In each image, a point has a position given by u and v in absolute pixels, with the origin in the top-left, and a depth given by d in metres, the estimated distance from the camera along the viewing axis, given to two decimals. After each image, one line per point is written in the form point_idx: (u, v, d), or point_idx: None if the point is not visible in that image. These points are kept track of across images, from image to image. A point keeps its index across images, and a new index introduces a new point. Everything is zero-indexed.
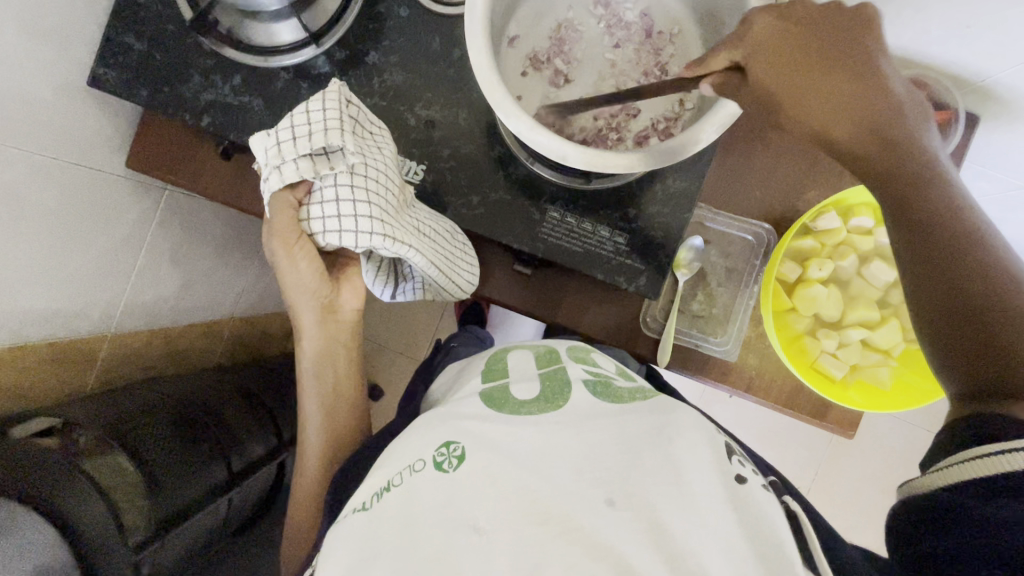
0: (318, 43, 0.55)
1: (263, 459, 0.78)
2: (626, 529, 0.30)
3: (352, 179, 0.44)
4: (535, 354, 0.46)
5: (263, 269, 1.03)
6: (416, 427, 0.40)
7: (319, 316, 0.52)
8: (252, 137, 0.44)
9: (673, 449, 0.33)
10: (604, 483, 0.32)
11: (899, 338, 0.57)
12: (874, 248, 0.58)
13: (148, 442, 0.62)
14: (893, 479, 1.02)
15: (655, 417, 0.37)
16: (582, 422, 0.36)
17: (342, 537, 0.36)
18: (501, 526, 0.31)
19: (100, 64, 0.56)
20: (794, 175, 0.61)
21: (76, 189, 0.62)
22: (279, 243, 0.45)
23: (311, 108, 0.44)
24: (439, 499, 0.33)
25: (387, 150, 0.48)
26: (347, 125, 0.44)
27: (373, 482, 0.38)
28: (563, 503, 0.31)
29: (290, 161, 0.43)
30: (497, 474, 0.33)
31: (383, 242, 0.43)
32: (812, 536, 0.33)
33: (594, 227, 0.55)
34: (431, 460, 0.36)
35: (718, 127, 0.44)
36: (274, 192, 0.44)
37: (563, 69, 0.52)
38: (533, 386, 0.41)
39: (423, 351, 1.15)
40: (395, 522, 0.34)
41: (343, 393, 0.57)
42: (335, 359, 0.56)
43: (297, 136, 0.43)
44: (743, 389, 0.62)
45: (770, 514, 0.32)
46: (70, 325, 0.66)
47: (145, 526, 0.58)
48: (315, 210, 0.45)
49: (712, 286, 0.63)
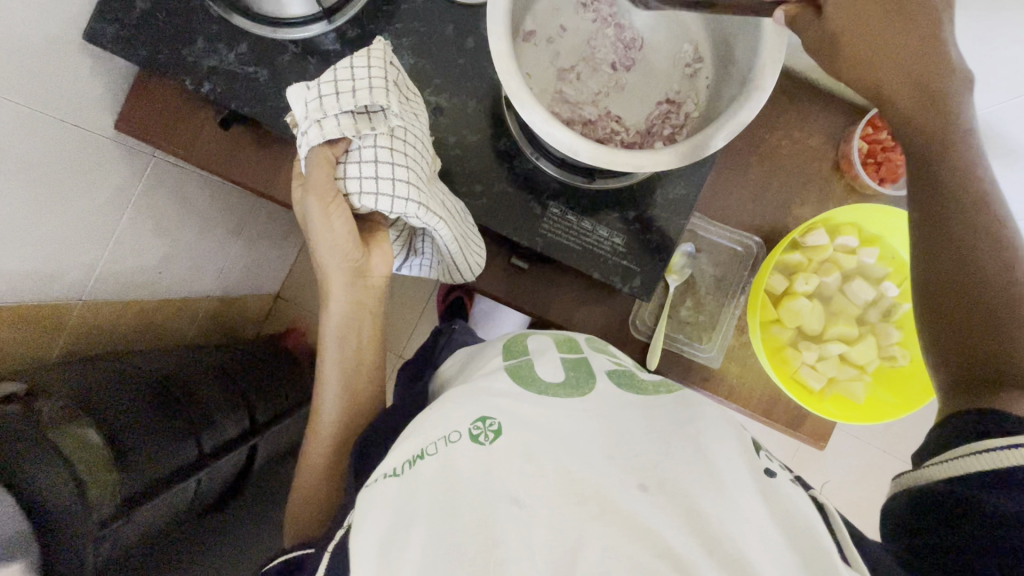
0: (330, 19, 0.54)
1: (235, 441, 0.75)
2: (661, 511, 0.32)
3: (392, 142, 0.45)
4: (553, 339, 0.47)
5: (246, 248, 1.01)
6: (448, 399, 0.41)
7: (350, 279, 0.51)
8: (291, 88, 0.45)
9: (704, 440, 0.35)
10: (635, 469, 0.34)
11: (874, 355, 0.60)
12: (856, 267, 0.61)
13: (116, 416, 0.60)
14: (850, 494, 1.07)
15: (680, 411, 0.38)
16: (608, 412, 0.38)
17: (375, 499, 0.37)
18: (540, 502, 0.33)
19: (98, 18, 0.54)
20: (785, 192, 0.63)
21: (60, 146, 0.59)
22: (315, 201, 0.45)
23: (356, 64, 0.45)
24: (477, 471, 0.34)
25: (422, 115, 0.50)
26: (390, 86, 0.45)
27: (406, 447, 0.38)
28: (599, 482, 0.33)
29: (332, 116, 0.44)
30: (534, 453, 0.35)
31: (417, 211, 0.45)
32: (836, 516, 0.34)
33: (594, 226, 0.56)
34: (467, 432, 0.37)
35: (726, 135, 0.45)
36: (312, 146, 0.44)
37: (575, 69, 0.53)
38: (557, 370, 0.42)
39: (403, 343, 1.14)
40: (430, 491, 0.35)
41: (365, 365, 0.57)
42: (360, 328, 0.55)
43: (341, 91, 0.44)
44: (724, 397, 0.64)
45: (800, 503, 0.33)
46: (41, 289, 0.63)
47: (110, 501, 0.56)
48: (353, 169, 0.45)
49: (701, 293, 0.64)
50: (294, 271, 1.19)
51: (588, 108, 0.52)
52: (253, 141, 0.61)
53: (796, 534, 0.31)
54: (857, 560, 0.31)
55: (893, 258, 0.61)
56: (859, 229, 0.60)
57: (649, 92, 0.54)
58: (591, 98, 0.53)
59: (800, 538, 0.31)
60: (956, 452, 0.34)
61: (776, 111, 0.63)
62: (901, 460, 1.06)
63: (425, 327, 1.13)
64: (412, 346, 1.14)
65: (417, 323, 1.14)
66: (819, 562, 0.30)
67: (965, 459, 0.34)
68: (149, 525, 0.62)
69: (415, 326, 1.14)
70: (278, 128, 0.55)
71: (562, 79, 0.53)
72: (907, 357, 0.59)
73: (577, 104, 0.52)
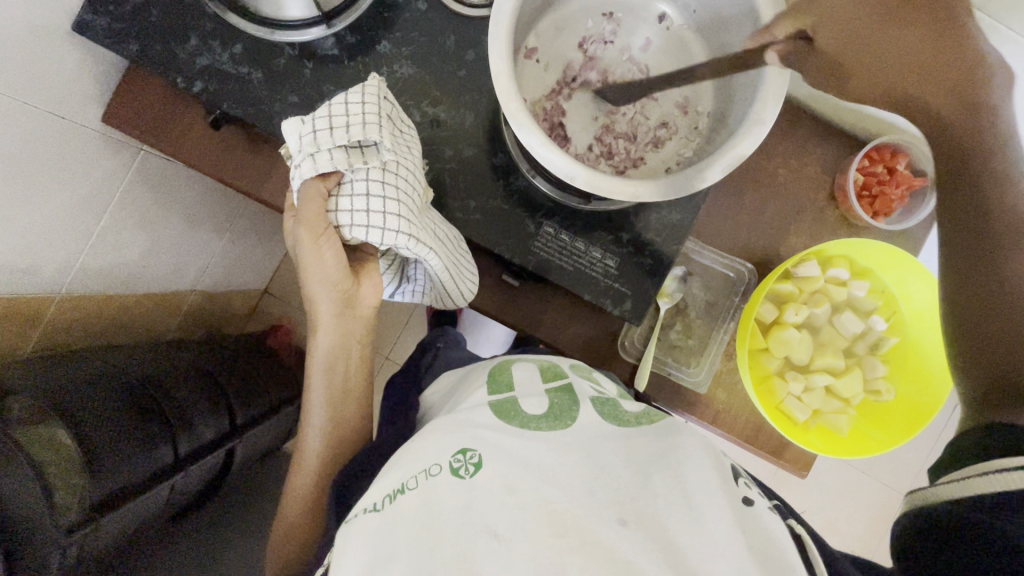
0: (329, 24, 0.53)
1: (213, 444, 0.74)
2: (640, 546, 0.31)
3: (383, 176, 0.45)
4: (539, 367, 0.48)
5: (233, 243, 0.99)
6: (432, 429, 0.41)
7: (339, 310, 0.50)
8: (285, 122, 0.44)
9: (683, 471, 0.35)
10: (614, 503, 0.33)
11: (859, 388, 0.60)
12: (846, 299, 0.61)
13: (91, 414, 0.59)
14: (828, 515, 1.07)
15: (662, 440, 0.38)
16: (591, 445, 0.37)
17: (354, 536, 0.36)
18: (519, 536, 0.32)
19: (88, 10, 0.52)
20: (779, 220, 0.63)
21: (43, 138, 0.58)
22: (305, 232, 0.45)
23: (351, 100, 0.44)
24: (457, 504, 0.34)
25: (415, 147, 0.49)
26: (384, 121, 0.45)
27: (386, 482, 0.38)
28: (579, 513, 0.33)
29: (325, 150, 0.44)
30: (516, 483, 0.34)
31: (407, 242, 0.45)
32: (814, 548, 0.34)
33: (587, 247, 0.56)
34: (448, 465, 0.37)
35: (723, 168, 0.45)
36: (305, 179, 0.44)
37: (572, 88, 0.52)
38: (541, 403, 0.42)
39: (389, 345, 1.13)
40: (411, 526, 0.35)
41: (352, 389, 0.56)
42: (348, 353, 0.54)
43: (334, 126, 0.44)
44: (708, 421, 0.64)
45: (777, 537, 0.33)
46: (20, 283, 0.61)
47: (81, 506, 0.55)
48: (344, 202, 0.45)
49: (691, 318, 0.64)
50: (282, 267, 1.18)
51: (585, 130, 0.52)
52: (243, 142, 0.60)
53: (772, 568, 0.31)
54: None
55: (883, 292, 0.61)
56: (850, 262, 0.60)
57: (653, 109, 0.53)
58: (590, 118, 0.52)
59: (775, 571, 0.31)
60: (976, 471, 0.33)
61: (773, 138, 0.63)
62: (881, 484, 1.07)
63: (414, 330, 1.13)
64: (399, 348, 1.13)
65: (406, 326, 1.13)
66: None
67: (979, 478, 0.33)
68: (129, 526, 0.62)
69: (405, 328, 1.13)
70: (270, 132, 0.54)
71: (557, 98, 0.52)
72: (891, 392, 0.60)
73: (580, 125, 0.52)
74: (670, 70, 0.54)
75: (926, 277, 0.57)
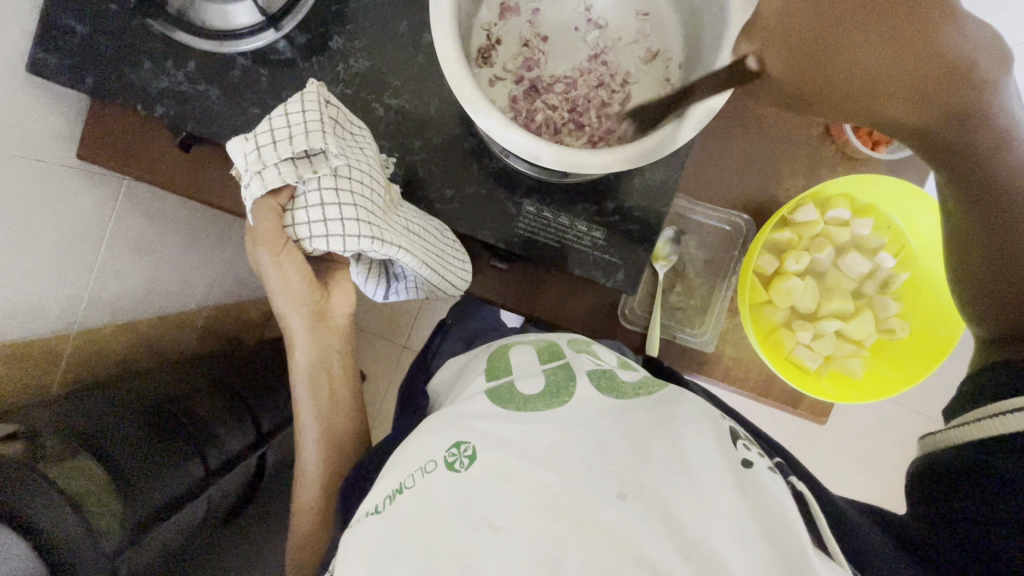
0: (277, 26, 0.51)
1: (241, 454, 0.76)
2: (639, 520, 0.31)
3: (336, 181, 0.43)
4: (536, 347, 0.47)
5: (234, 256, 1.00)
6: (428, 426, 0.41)
7: (311, 324, 0.51)
8: (229, 142, 0.43)
9: (680, 437, 0.34)
10: (614, 476, 0.33)
11: (871, 329, 0.58)
12: (850, 238, 0.59)
13: (118, 444, 0.62)
14: (863, 448, 1.06)
15: (659, 410, 0.38)
16: (587, 419, 0.37)
17: (359, 538, 0.37)
18: (516, 523, 0.32)
19: (37, 48, 0.52)
20: (774, 164, 0.60)
21: (24, 182, 0.58)
22: (264, 250, 0.43)
23: (290, 111, 0.43)
24: (454, 498, 0.34)
25: (369, 148, 0.48)
26: (328, 125, 0.43)
27: (385, 485, 0.39)
28: (577, 494, 0.32)
29: (272, 165, 0.42)
30: (511, 472, 0.34)
31: (372, 245, 0.43)
32: (820, 515, 0.34)
33: (572, 221, 0.54)
34: (442, 460, 0.36)
35: (695, 124, 0.42)
36: (256, 199, 0.43)
37: (531, 59, 0.50)
38: (537, 380, 0.42)
39: (405, 335, 1.15)
40: (407, 524, 0.35)
41: (339, 400, 0.58)
42: (330, 364, 0.56)
43: (278, 140, 0.42)
44: (720, 378, 0.63)
45: (775, 489, 0.33)
46: (29, 324, 0.63)
47: (118, 530, 0.58)
48: (301, 215, 0.44)
49: (690, 278, 0.63)
50: None
51: (552, 102, 0.50)
52: (216, 157, 0.59)
53: (770, 522, 0.31)
54: (839, 556, 0.31)
55: (889, 228, 0.59)
56: (851, 200, 0.57)
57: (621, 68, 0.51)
58: (553, 85, 0.50)
59: (779, 538, 0.30)
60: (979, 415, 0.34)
61: None
62: (915, 413, 1.04)
63: (427, 315, 1.13)
64: (415, 336, 1.14)
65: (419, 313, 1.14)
66: (796, 556, 0.30)
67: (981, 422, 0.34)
68: (165, 542, 0.65)
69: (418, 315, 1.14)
70: None
71: (519, 72, 0.50)
72: (905, 329, 0.58)
73: (543, 98, 0.50)
74: (628, 27, 0.52)
75: (929, 205, 0.54)
